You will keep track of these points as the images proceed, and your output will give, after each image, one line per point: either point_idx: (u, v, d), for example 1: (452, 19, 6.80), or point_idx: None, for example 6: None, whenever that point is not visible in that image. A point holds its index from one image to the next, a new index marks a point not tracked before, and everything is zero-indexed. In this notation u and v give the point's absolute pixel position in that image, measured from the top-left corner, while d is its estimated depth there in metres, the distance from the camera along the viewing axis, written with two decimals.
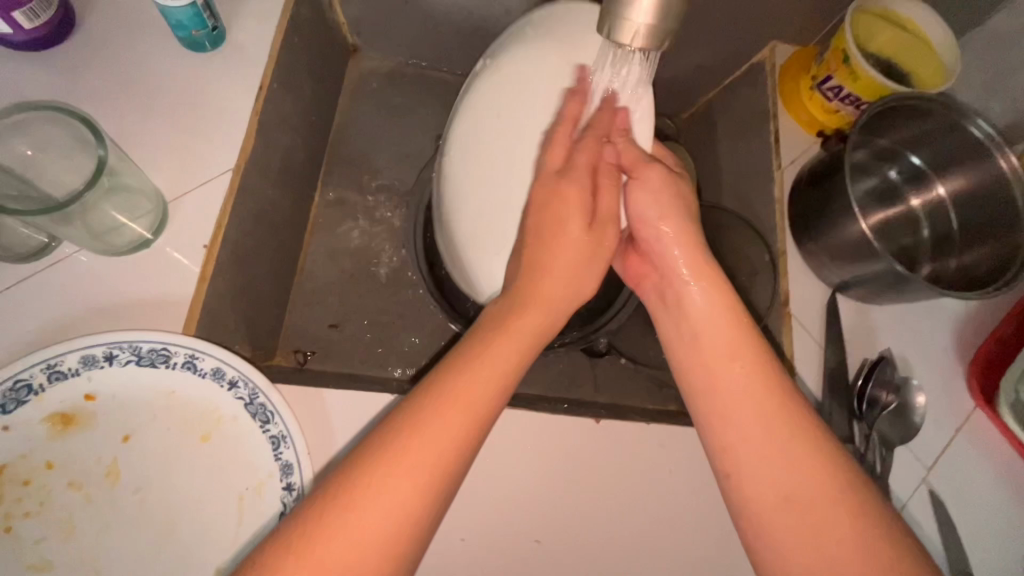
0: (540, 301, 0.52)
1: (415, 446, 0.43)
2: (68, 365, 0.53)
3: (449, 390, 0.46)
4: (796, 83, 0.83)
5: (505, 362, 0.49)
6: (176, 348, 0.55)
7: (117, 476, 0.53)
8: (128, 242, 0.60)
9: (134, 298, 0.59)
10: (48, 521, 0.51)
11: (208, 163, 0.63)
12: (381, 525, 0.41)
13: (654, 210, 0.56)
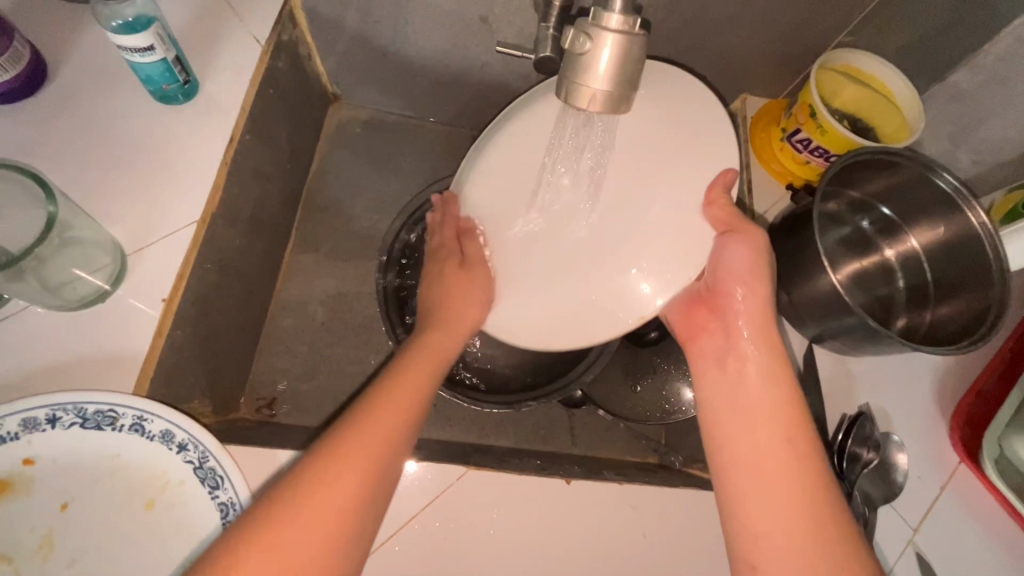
0: (441, 336, 0.63)
1: (338, 468, 0.48)
2: (7, 429, 0.50)
3: (356, 433, 0.51)
4: (767, 134, 0.85)
5: (404, 405, 0.55)
6: (124, 409, 0.53)
7: (54, 549, 0.50)
8: (85, 296, 0.58)
9: (86, 354, 0.57)
10: None
11: (172, 214, 0.63)
12: (310, 548, 0.45)
13: (739, 272, 0.61)
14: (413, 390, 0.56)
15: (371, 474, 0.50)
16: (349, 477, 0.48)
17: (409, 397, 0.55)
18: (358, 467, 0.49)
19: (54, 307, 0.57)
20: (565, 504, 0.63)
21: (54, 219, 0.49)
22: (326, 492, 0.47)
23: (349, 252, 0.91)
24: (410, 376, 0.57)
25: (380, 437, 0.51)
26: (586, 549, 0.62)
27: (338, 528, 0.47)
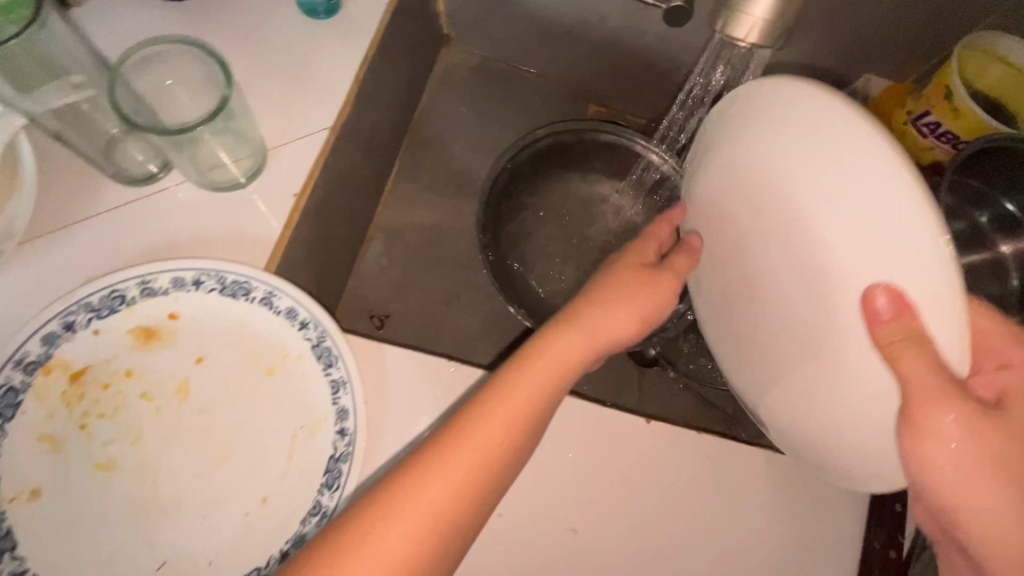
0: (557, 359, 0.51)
1: (411, 497, 0.45)
2: (160, 284, 0.57)
3: (483, 417, 0.48)
4: (887, 115, 0.82)
5: (561, 358, 0.51)
6: (257, 283, 0.58)
7: (187, 396, 0.56)
8: (226, 186, 0.63)
9: (225, 233, 0.62)
10: (121, 425, 0.54)
11: (308, 119, 0.67)
12: (417, 525, 0.44)
13: (916, 382, 0.36)
14: (580, 338, 0.52)
15: (509, 444, 0.48)
16: (478, 443, 0.47)
17: (570, 356, 0.52)
18: (497, 437, 0.48)
19: (202, 189, 0.63)
20: (640, 446, 0.65)
21: (226, 103, 0.53)
22: (450, 470, 0.46)
23: (445, 188, 0.94)
24: (576, 329, 0.53)
25: (518, 409, 0.49)
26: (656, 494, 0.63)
27: (472, 488, 0.46)
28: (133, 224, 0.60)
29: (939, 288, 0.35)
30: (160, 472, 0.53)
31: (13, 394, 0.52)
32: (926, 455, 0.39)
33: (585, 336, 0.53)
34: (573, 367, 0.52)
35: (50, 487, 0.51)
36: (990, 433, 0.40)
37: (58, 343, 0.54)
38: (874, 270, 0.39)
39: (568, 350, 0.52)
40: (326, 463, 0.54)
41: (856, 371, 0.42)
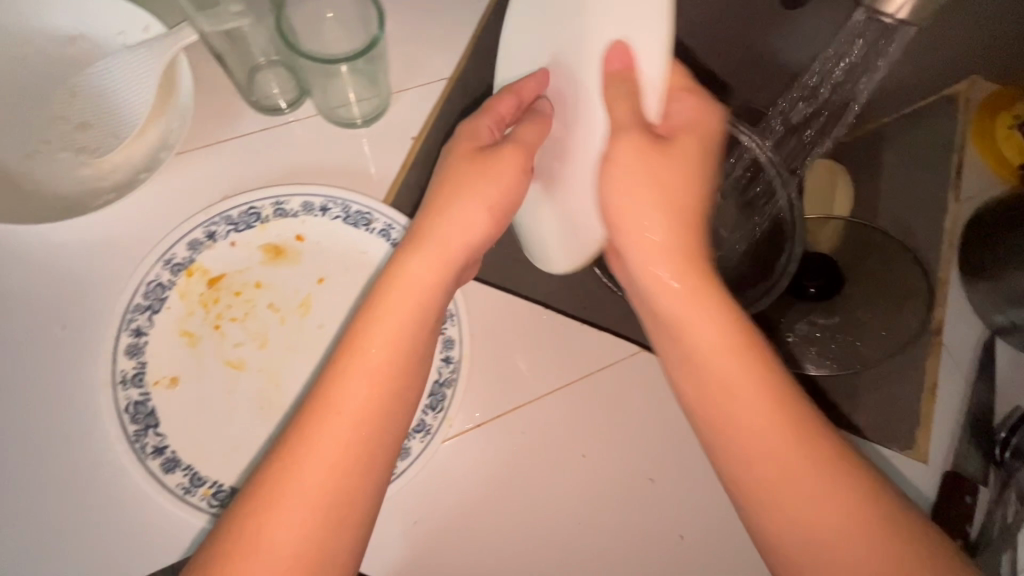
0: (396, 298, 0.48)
1: (300, 467, 0.41)
2: (292, 206, 0.61)
3: (343, 380, 0.44)
4: (992, 118, 0.80)
5: (391, 331, 0.46)
6: (378, 215, 0.62)
7: (308, 311, 0.60)
8: (342, 121, 0.66)
9: (348, 169, 0.66)
10: (249, 330, 0.58)
11: (429, 69, 0.70)
12: (305, 511, 0.41)
13: (627, 197, 0.47)
14: (431, 266, 0.49)
15: (361, 442, 0.43)
16: (346, 417, 0.43)
17: (428, 282, 0.49)
18: (355, 415, 0.43)
19: (325, 121, 0.66)
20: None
21: (373, 43, 0.56)
22: (318, 455, 0.42)
23: None
24: (429, 254, 0.49)
25: (369, 373, 0.45)
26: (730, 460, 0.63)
27: (353, 474, 0.42)
28: (263, 149, 0.64)
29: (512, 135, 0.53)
30: (282, 376, 0.58)
31: (161, 290, 0.57)
32: (706, 395, 0.44)
33: (416, 291, 0.48)
34: (427, 299, 0.48)
35: (188, 377, 0.56)
36: (664, 165, 0.46)
37: (200, 249, 0.59)
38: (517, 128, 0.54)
39: (414, 276, 0.49)
40: (430, 387, 0.58)
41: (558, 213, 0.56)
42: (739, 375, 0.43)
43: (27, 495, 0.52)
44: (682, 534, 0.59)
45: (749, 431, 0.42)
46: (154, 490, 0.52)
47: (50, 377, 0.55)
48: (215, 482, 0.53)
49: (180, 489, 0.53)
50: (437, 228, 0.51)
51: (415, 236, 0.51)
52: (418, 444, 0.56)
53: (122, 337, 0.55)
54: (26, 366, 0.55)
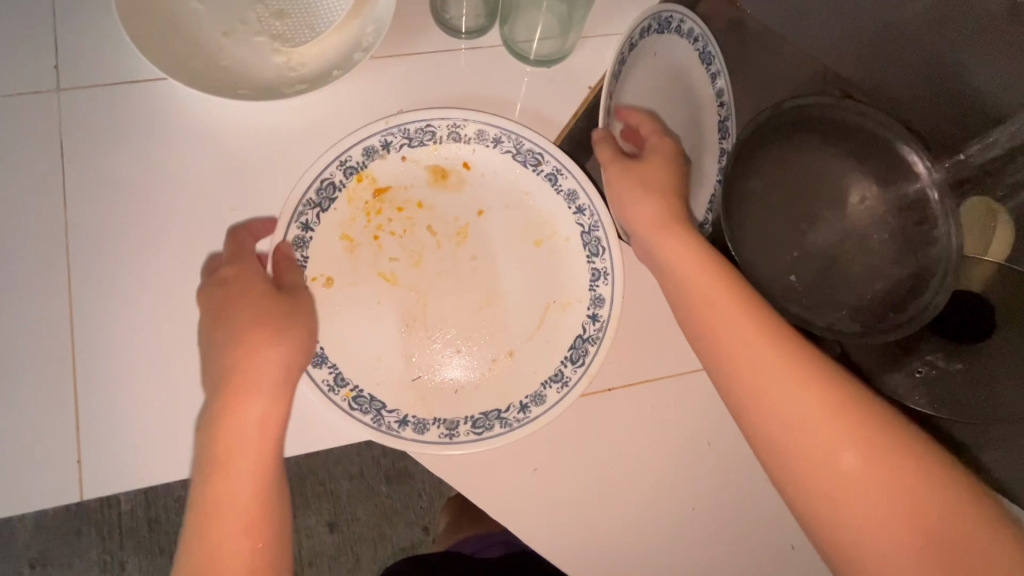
0: (244, 390, 0.47)
1: (221, 538, 0.44)
2: (467, 132, 0.60)
3: (226, 459, 0.45)
4: None
5: (256, 425, 0.47)
6: (550, 158, 0.59)
7: (465, 242, 0.59)
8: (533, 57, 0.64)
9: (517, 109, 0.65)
10: (406, 247, 0.58)
11: (615, 19, 0.67)
12: (244, 556, 0.44)
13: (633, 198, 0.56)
14: (273, 368, 0.48)
15: (263, 491, 0.46)
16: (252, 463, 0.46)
17: (276, 372, 0.49)
18: (253, 492, 0.45)
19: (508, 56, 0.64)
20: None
21: None
22: (229, 522, 0.44)
23: None
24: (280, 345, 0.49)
25: (256, 443, 0.47)
26: None
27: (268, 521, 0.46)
28: (438, 72, 0.63)
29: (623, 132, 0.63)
30: (429, 298, 0.57)
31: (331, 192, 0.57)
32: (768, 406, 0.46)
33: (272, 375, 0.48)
34: (281, 384, 0.49)
35: (343, 280, 0.57)
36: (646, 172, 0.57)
37: (374, 158, 0.58)
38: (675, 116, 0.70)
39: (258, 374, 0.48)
40: (574, 338, 0.59)
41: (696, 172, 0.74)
42: (783, 383, 0.46)
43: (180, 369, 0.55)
44: (792, 544, 0.60)
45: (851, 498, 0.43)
46: (306, 383, 0.54)
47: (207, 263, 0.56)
48: (357, 386, 0.55)
49: (325, 385, 0.54)
50: (252, 360, 0.48)
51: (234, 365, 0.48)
52: (556, 392, 0.57)
53: (292, 228, 0.56)
54: (186, 252, 0.56)
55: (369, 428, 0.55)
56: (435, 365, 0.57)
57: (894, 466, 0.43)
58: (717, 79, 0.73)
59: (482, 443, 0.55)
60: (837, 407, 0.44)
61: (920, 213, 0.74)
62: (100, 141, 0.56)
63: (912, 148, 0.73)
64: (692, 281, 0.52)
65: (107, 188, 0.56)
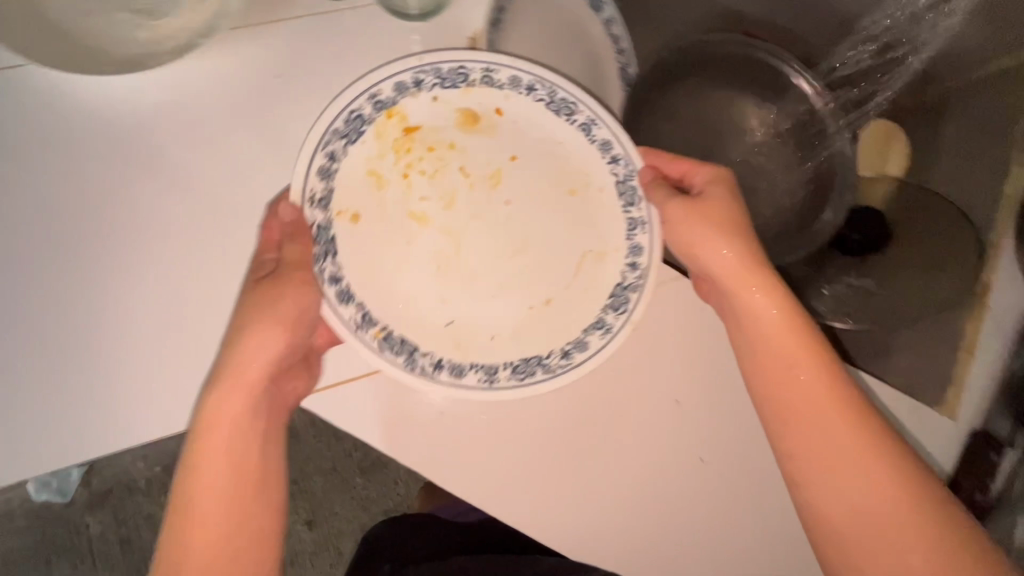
0: (240, 382, 0.56)
1: (194, 496, 0.55)
2: (386, 94, 0.63)
3: (200, 459, 0.55)
4: None
5: (235, 416, 0.56)
6: (473, 65, 0.64)
7: (497, 183, 0.68)
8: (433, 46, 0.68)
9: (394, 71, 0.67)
10: (397, 209, 0.66)
11: None
12: (213, 515, 0.54)
13: (697, 233, 0.63)
14: (269, 312, 0.57)
15: (236, 466, 0.56)
16: (216, 462, 0.55)
17: (238, 409, 0.56)
18: (228, 447, 0.55)
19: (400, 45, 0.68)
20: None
21: None
22: (203, 470, 0.55)
23: None
24: (264, 328, 0.57)
25: (231, 427, 0.56)
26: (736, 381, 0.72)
27: (253, 488, 0.57)
28: (313, 41, 0.66)
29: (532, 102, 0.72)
30: (460, 238, 0.68)
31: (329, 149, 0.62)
32: (790, 400, 0.60)
33: (256, 345, 0.57)
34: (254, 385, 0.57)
35: (366, 217, 0.65)
36: (709, 203, 0.63)
37: (382, 104, 0.63)
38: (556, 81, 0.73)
39: (261, 336, 0.57)
40: (614, 286, 0.69)
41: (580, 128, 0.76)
42: (823, 400, 0.59)
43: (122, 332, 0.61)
44: (700, 456, 0.71)
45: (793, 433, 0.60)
46: (328, 315, 0.62)
47: (141, 279, 0.62)
48: (386, 327, 0.65)
49: (352, 320, 0.64)
50: (285, 280, 0.58)
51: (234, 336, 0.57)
52: (595, 341, 0.68)
53: (317, 155, 0.61)
54: (189, 266, 0.63)
55: (398, 365, 0.65)
56: (434, 313, 0.67)
57: (876, 462, 0.57)
58: (613, 24, 0.70)
59: (546, 383, 0.67)
60: (857, 423, 0.58)
61: (815, 132, 0.77)
62: (65, 165, 0.61)
63: (790, 61, 0.75)
64: (731, 278, 0.62)
65: (144, 215, 0.62)
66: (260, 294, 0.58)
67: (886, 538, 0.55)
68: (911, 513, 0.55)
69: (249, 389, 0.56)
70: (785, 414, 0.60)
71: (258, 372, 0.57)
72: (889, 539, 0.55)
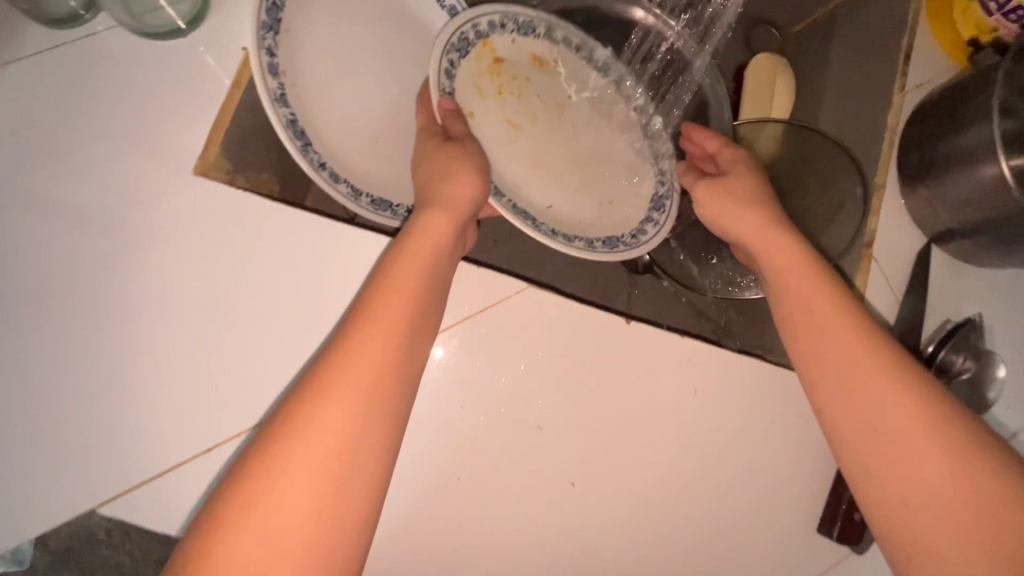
0: (313, 419, 0.38)
1: (251, 523, 0.35)
2: (476, 32, 0.60)
3: (278, 453, 0.37)
4: None
5: (329, 440, 0.38)
6: (462, 24, 0.59)
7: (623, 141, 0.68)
8: (229, 61, 0.58)
9: (157, 94, 0.56)
10: (485, 129, 0.62)
11: None
12: (291, 530, 0.36)
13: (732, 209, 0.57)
14: (400, 308, 0.44)
15: (313, 510, 0.37)
16: (358, 393, 0.40)
17: (347, 425, 0.39)
18: (348, 430, 0.39)
19: (185, 58, 0.57)
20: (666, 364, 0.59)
21: None
22: (258, 519, 0.35)
23: None
24: (408, 259, 0.48)
25: (320, 447, 0.38)
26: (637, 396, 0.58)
27: (383, 429, 0.40)
28: (52, 74, 0.55)
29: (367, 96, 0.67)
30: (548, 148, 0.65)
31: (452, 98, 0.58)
32: (824, 351, 0.47)
33: (414, 288, 0.46)
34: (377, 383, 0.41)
35: (480, 116, 0.61)
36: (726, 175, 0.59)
37: (463, 54, 0.60)
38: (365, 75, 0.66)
39: (437, 231, 0.51)
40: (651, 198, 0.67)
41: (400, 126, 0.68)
42: (836, 336, 0.47)
43: (140, 336, 0.52)
44: (573, 482, 0.55)
45: (870, 411, 0.44)
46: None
47: (180, 306, 0.54)
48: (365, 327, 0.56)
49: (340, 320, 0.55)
50: (430, 221, 0.51)
51: (410, 228, 0.51)
52: (653, 230, 0.66)
53: (444, 60, 0.57)
54: (150, 314, 0.53)
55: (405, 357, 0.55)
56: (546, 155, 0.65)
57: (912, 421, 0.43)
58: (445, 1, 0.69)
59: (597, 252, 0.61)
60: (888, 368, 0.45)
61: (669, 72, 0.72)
62: None
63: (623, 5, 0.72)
64: (755, 240, 0.56)
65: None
66: (441, 146, 0.56)
67: (938, 495, 0.41)
68: (948, 466, 0.41)
69: (323, 450, 0.38)
70: (827, 365, 0.47)
71: (372, 383, 0.40)
72: (936, 493, 0.41)
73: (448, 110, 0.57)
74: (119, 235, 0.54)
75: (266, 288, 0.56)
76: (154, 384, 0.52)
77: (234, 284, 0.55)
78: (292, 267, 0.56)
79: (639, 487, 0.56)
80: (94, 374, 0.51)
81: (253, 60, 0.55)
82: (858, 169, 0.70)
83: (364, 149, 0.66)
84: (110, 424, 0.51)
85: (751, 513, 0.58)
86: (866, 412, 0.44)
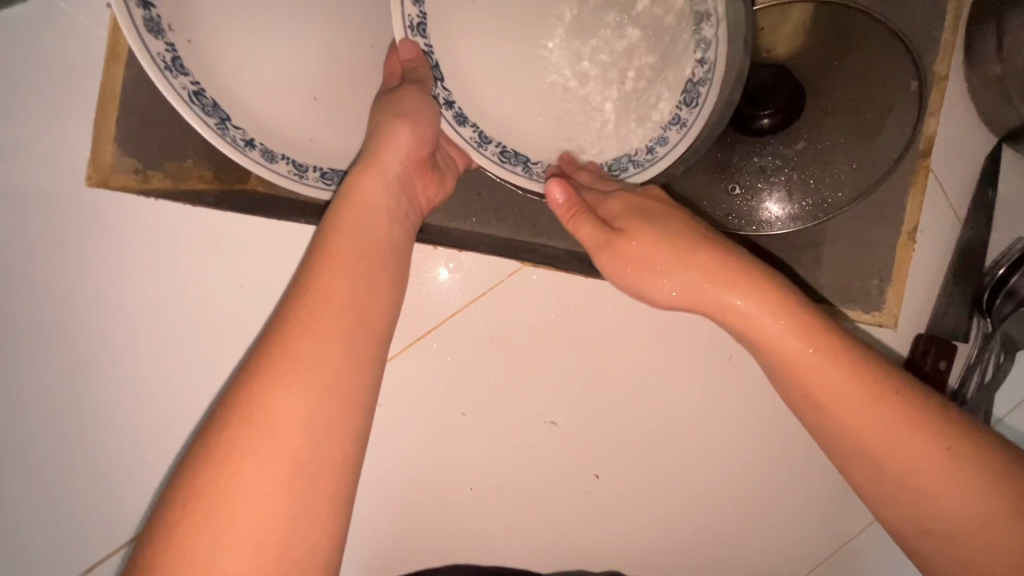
0: (214, 491, 0.31)
1: None
2: None
3: (190, 545, 0.31)
4: None
5: (256, 504, 0.32)
6: None
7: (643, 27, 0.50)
8: (108, 22, 0.45)
9: (16, 80, 0.44)
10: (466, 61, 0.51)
11: None
12: None
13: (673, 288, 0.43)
14: (342, 284, 0.37)
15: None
16: (310, 376, 0.34)
17: (270, 484, 0.32)
18: (302, 415, 0.33)
19: (54, 21, 0.44)
20: (694, 328, 0.51)
21: None
22: None
23: None
24: (334, 267, 0.38)
25: (244, 527, 0.31)
26: (664, 374, 0.51)
27: (340, 417, 0.34)
28: None
29: (301, 34, 0.51)
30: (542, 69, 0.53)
31: (422, 28, 0.48)
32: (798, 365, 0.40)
33: (356, 263, 0.39)
34: (302, 434, 0.33)
35: (463, 40, 0.51)
36: (680, 252, 0.42)
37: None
38: (291, 19, 0.51)
39: (373, 189, 0.43)
40: (683, 84, 0.50)
41: (339, 72, 0.53)
42: (791, 340, 0.40)
43: (91, 380, 0.44)
44: (596, 474, 0.50)
45: (786, 353, 0.40)
46: (452, 139, 0.49)
47: (108, 340, 0.44)
48: None
49: None
50: (360, 179, 0.43)
51: (341, 192, 0.43)
52: (678, 134, 0.51)
53: None
54: (71, 350, 0.44)
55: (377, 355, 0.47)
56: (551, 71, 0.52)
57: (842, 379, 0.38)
58: None
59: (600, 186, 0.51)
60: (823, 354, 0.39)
61: None
62: None
63: None
64: (653, 246, 0.43)
65: None
66: (388, 95, 0.48)
67: (858, 448, 0.39)
68: (830, 393, 0.39)
69: (248, 519, 0.31)
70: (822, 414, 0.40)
71: (282, 446, 0.33)
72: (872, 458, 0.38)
73: (408, 58, 0.48)
74: (21, 269, 0.43)
75: (211, 311, 0.46)
76: (117, 431, 0.45)
77: (160, 311, 0.45)
78: (239, 283, 0.46)
79: (671, 467, 0.51)
80: (49, 432, 0.44)
81: (119, 16, 0.41)
82: (911, 54, 0.56)
83: (303, 112, 0.53)
84: (82, 482, 0.44)
85: (796, 479, 0.53)
86: (798, 367, 0.40)
